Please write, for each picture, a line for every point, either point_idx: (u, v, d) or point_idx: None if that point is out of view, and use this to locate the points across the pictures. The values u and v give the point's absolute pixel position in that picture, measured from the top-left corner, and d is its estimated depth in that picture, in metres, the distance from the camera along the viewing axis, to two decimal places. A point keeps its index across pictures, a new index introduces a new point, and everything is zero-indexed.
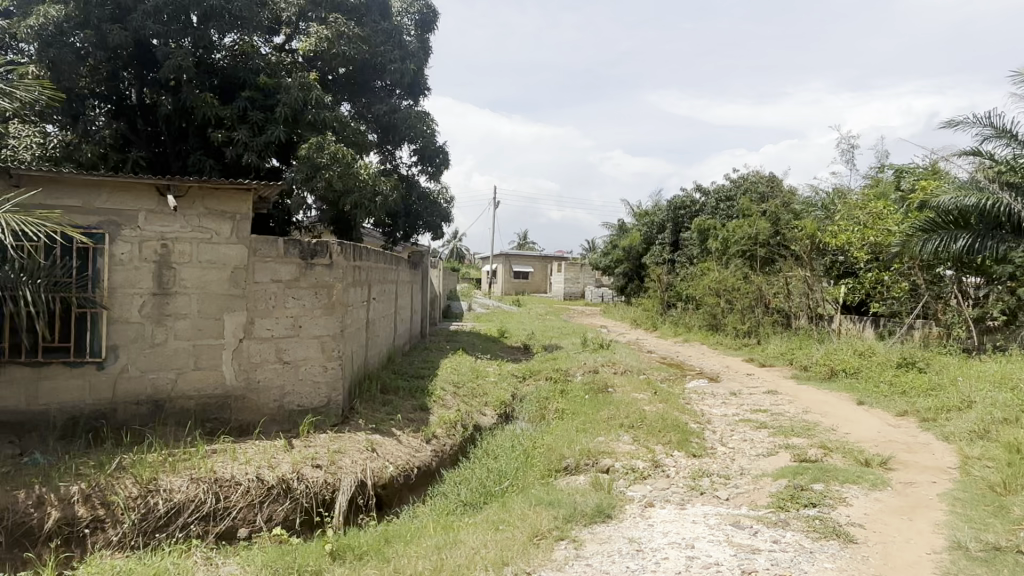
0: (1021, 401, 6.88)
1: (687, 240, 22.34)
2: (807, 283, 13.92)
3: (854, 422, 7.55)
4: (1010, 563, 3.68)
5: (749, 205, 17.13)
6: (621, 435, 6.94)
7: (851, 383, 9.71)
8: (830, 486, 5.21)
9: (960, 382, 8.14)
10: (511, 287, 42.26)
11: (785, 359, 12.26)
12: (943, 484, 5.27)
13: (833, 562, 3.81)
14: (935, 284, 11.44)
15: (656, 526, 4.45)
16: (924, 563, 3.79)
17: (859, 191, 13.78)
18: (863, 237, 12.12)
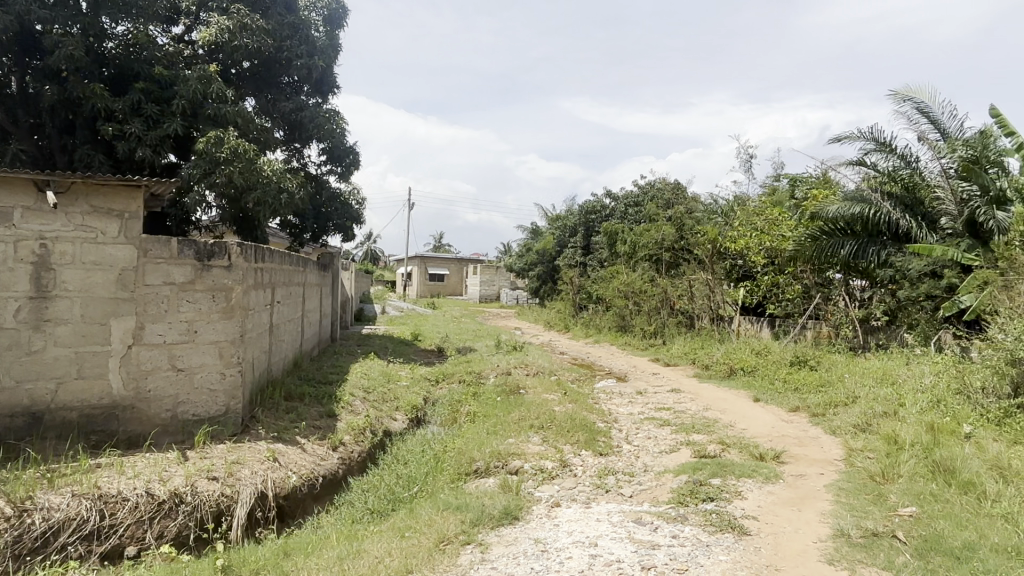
0: (898, 396, 7.43)
1: (597, 243, 22.85)
2: (709, 285, 14.52)
3: (750, 418, 7.91)
4: (886, 548, 3.94)
5: (656, 210, 17.70)
6: (531, 436, 6.98)
7: (748, 380, 10.19)
8: (727, 480, 5.43)
9: (846, 379, 8.71)
10: (426, 289, 41.93)
11: (688, 358, 12.73)
12: (829, 475, 5.60)
13: (727, 554, 3.96)
14: (825, 286, 12.18)
15: (562, 526, 4.49)
16: (811, 551, 4.00)
17: (756, 199, 14.51)
18: (761, 242, 12.72)
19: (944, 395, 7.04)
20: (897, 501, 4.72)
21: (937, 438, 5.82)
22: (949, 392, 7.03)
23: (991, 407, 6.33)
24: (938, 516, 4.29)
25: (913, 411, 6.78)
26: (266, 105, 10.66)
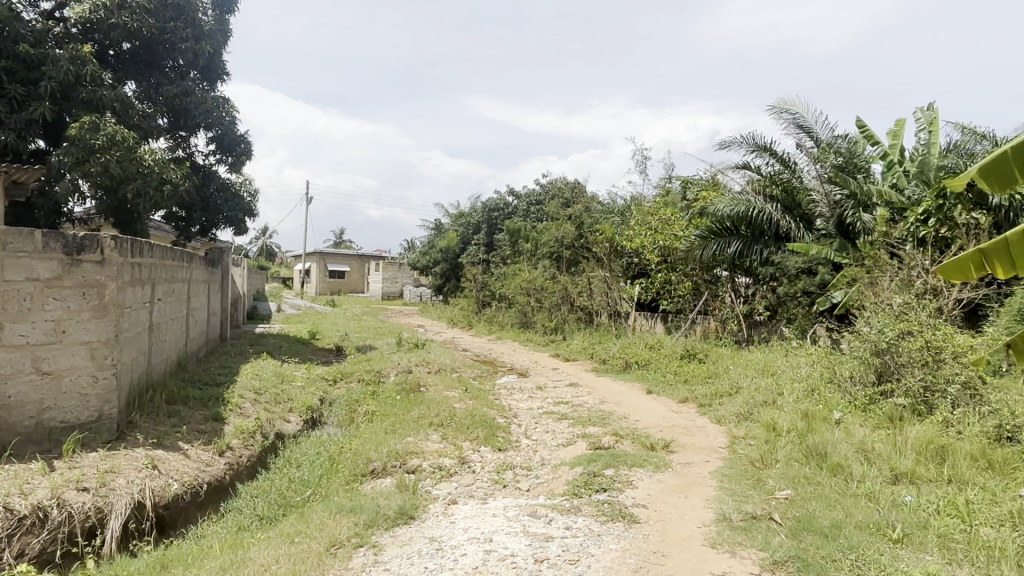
0: (777, 386, 7.92)
1: (500, 241, 23.02)
2: (607, 282, 14.88)
3: (643, 410, 8.20)
4: (764, 530, 4.19)
5: (557, 209, 18.05)
6: (430, 434, 6.92)
7: (643, 373, 10.56)
8: (620, 470, 5.61)
9: (732, 370, 9.20)
10: (326, 286, 40.78)
11: (587, 353, 13.04)
12: (714, 462, 5.89)
13: (618, 542, 4.07)
14: (713, 283, 12.81)
15: (458, 523, 4.47)
16: (695, 536, 4.18)
17: (651, 199, 15.07)
18: (655, 241, 13.19)
19: (817, 384, 7.58)
20: (775, 485, 5.02)
21: (811, 424, 6.25)
22: (822, 381, 7.58)
23: (858, 394, 6.87)
24: (810, 497, 4.60)
25: (790, 400, 7.25)
26: (149, 89, 9.96)
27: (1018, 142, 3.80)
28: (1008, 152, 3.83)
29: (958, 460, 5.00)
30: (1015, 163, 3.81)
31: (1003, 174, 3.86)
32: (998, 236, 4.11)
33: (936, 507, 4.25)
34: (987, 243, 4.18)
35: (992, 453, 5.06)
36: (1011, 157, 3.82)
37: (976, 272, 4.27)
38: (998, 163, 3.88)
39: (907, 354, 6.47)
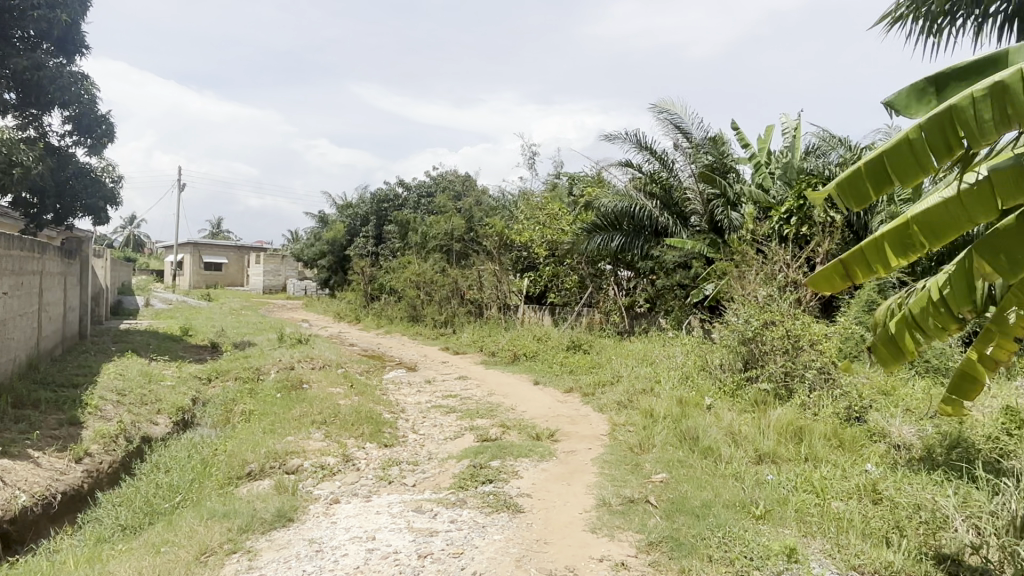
0: (655, 374, 8.29)
1: (389, 233, 22.65)
2: (497, 275, 14.93)
3: (530, 400, 8.34)
4: (641, 512, 4.37)
5: (446, 202, 17.98)
6: (312, 433, 6.69)
7: (530, 364, 10.71)
8: (505, 461, 5.67)
9: (614, 360, 9.54)
10: (200, 279, 38.46)
11: (476, 346, 13.08)
12: (596, 449, 6.07)
13: (502, 533, 4.11)
14: (598, 277, 13.21)
15: (339, 523, 4.36)
16: (576, 522, 4.30)
17: (539, 193, 15.34)
18: (543, 235, 13.49)
19: (691, 372, 8.00)
20: (651, 469, 5.25)
21: (685, 410, 6.59)
22: (695, 369, 8.02)
23: (726, 381, 7.32)
24: (683, 479, 4.85)
25: (667, 387, 7.62)
26: None
27: (877, 154, 3.54)
28: (865, 162, 3.56)
29: (814, 439, 5.43)
30: (875, 173, 3.52)
31: (862, 189, 3.57)
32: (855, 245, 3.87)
33: (795, 484, 4.60)
34: (848, 254, 3.92)
35: (842, 432, 5.54)
36: (870, 170, 3.54)
37: (841, 284, 4.00)
38: (856, 177, 3.61)
39: (771, 343, 6.96)
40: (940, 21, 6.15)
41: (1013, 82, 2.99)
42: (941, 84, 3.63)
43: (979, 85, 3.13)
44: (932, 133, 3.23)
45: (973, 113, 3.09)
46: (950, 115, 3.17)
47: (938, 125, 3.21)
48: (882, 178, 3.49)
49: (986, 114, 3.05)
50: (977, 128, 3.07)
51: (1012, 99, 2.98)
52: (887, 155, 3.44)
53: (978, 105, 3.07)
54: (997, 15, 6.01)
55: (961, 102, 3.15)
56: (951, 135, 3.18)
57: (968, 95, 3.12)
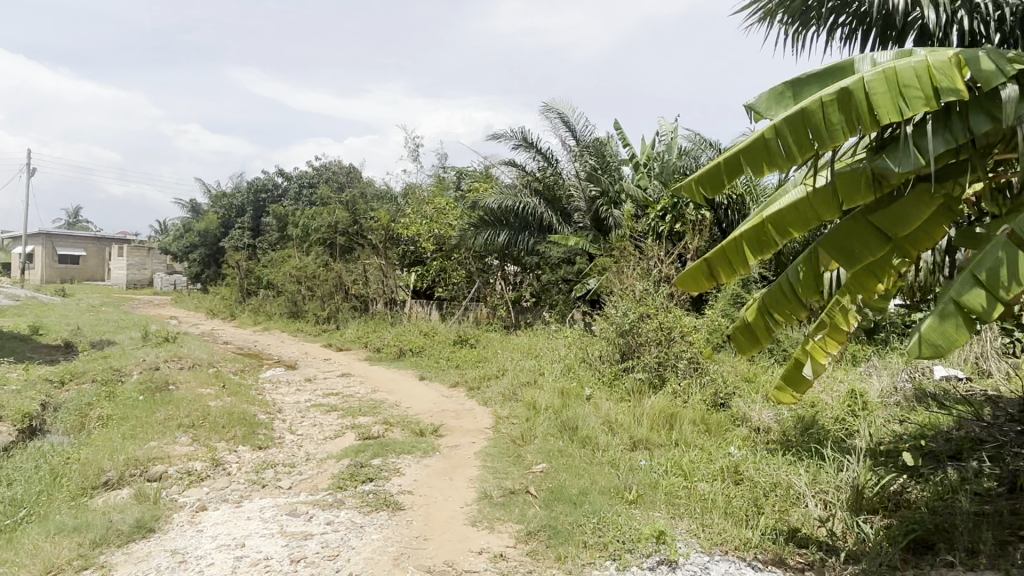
0: (538, 367, 8.45)
1: (267, 225, 21.67)
2: (382, 269, 14.65)
3: (414, 396, 8.26)
4: (521, 503, 4.43)
5: (328, 193, 17.43)
6: (179, 437, 6.28)
7: (416, 360, 10.59)
8: (387, 459, 5.58)
9: (500, 354, 9.62)
10: (54, 273, 35.17)
11: (360, 343, 12.78)
12: (479, 443, 6.10)
13: (380, 532, 4.04)
14: (485, 271, 13.35)
15: (206, 531, 4.13)
16: (457, 516, 4.30)
17: (425, 187, 15.19)
18: (431, 230, 13.40)
19: (573, 364, 8.22)
20: (532, 460, 5.35)
21: (566, 401, 6.76)
22: (577, 361, 8.26)
23: (606, 371, 7.59)
24: (562, 468, 4.98)
25: (550, 379, 7.79)
26: None
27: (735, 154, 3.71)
28: (724, 160, 3.74)
29: (683, 425, 5.74)
30: (732, 171, 3.71)
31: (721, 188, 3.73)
32: (717, 245, 4.04)
33: (665, 468, 4.83)
34: (711, 255, 4.08)
35: (709, 418, 5.88)
36: (730, 171, 3.71)
37: (707, 283, 4.12)
38: (714, 174, 3.79)
39: (646, 335, 7.28)
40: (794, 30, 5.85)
41: (858, 89, 3.27)
42: (794, 89, 3.86)
43: (827, 90, 3.38)
44: (786, 135, 3.45)
45: (822, 116, 3.34)
46: (803, 118, 3.40)
47: (792, 126, 3.43)
48: (737, 175, 3.69)
49: (835, 118, 3.31)
50: (825, 129, 3.32)
51: (856, 104, 3.25)
52: (744, 154, 3.62)
53: (826, 109, 3.32)
54: (846, 22, 5.72)
55: (812, 105, 3.39)
56: (803, 136, 3.41)
57: (818, 99, 3.37)
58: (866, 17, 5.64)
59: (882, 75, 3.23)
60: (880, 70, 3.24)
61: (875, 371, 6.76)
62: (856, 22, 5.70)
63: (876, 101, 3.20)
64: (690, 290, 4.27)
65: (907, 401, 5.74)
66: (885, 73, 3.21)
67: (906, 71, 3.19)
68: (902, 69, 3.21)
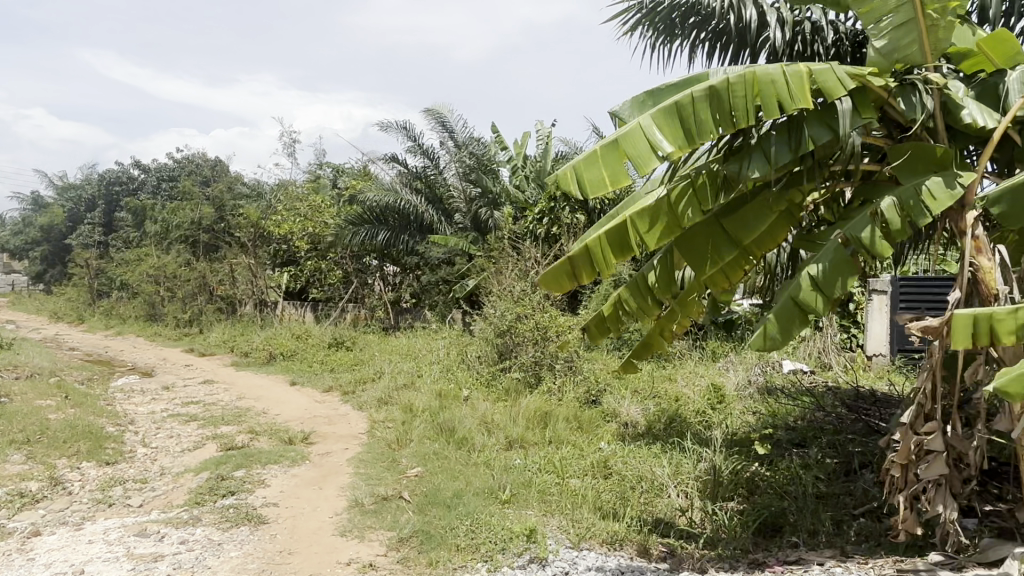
0: (416, 369, 8.34)
1: (122, 221, 20.02)
2: (252, 269, 13.89)
3: (284, 402, 7.89)
4: (393, 509, 4.33)
5: (191, 187, 16.34)
6: (9, 455, 5.62)
7: (287, 364, 10.13)
8: (251, 470, 5.28)
9: (377, 357, 9.41)
10: None
11: (226, 347, 12.06)
12: (352, 449, 5.92)
13: (240, 549, 3.81)
14: (362, 271, 12.96)
15: (38, 559, 3.72)
16: (325, 527, 4.14)
17: (299, 183, 14.60)
18: (304, 228, 12.87)
19: (451, 365, 8.18)
20: (407, 464, 5.26)
21: (443, 403, 6.69)
22: (455, 362, 8.23)
23: (484, 372, 7.61)
24: (437, 471, 4.93)
25: (427, 381, 7.71)
26: None
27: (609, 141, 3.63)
28: (600, 151, 3.64)
29: (557, 423, 5.85)
30: (610, 165, 3.61)
31: (597, 176, 3.64)
32: (582, 243, 4.05)
33: (539, 466, 4.90)
34: (575, 252, 4.09)
35: (581, 415, 6.05)
36: (605, 156, 3.63)
37: (570, 283, 4.11)
38: (590, 168, 3.67)
39: (522, 334, 7.37)
40: (661, 43, 6.08)
41: (723, 87, 3.43)
42: (657, 95, 3.98)
43: (694, 87, 3.50)
44: (660, 125, 3.50)
45: (692, 111, 3.45)
46: (675, 111, 3.48)
47: (666, 118, 3.50)
48: (616, 170, 3.60)
49: (703, 114, 3.43)
50: (695, 123, 3.45)
51: (722, 101, 3.41)
52: (621, 145, 3.55)
53: (695, 103, 3.45)
54: (708, 40, 6.01)
55: (684, 100, 3.49)
56: (673, 131, 3.50)
57: (688, 94, 3.48)
58: (724, 31, 5.90)
59: (743, 77, 3.40)
60: (742, 74, 3.41)
61: (732, 366, 7.20)
62: (716, 36, 5.94)
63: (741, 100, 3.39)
64: (553, 291, 4.23)
65: (759, 393, 6.17)
66: (747, 74, 3.40)
67: (765, 76, 3.37)
68: (762, 73, 3.39)
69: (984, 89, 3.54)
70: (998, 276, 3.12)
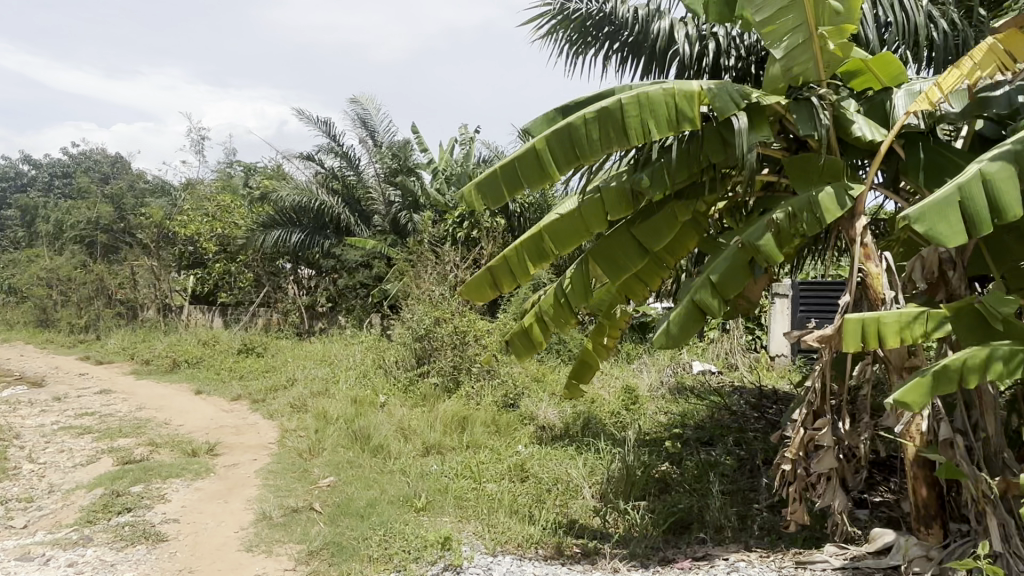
0: (330, 376, 8.12)
1: (8, 220, 18.57)
2: (155, 272, 13.17)
3: (188, 412, 7.51)
4: (303, 521, 4.19)
5: (88, 185, 15.38)
6: None
7: (193, 372, 9.65)
8: (150, 485, 4.99)
9: (289, 363, 9.11)
10: None
11: (126, 354, 11.38)
12: (261, 459, 5.70)
13: (135, 569, 3.59)
14: (275, 275, 12.56)
15: None
16: (230, 542, 3.96)
17: (208, 182, 14.00)
18: (212, 229, 12.34)
19: (368, 371, 8.03)
20: (319, 474, 5.11)
21: (358, 410, 6.55)
22: (372, 368, 8.08)
23: (401, 377, 7.50)
24: (350, 480, 4.81)
25: (341, 388, 7.52)
26: None
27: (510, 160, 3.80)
28: (500, 170, 3.80)
29: (474, 427, 5.83)
30: (510, 180, 3.78)
31: (497, 189, 3.83)
32: (500, 253, 4.10)
33: (455, 472, 4.86)
34: (493, 262, 4.14)
35: (499, 419, 6.05)
36: (504, 174, 3.80)
37: (490, 292, 4.19)
38: (493, 183, 3.84)
39: (441, 339, 7.30)
40: (576, 48, 6.19)
41: (615, 109, 3.51)
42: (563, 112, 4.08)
43: (589, 108, 3.58)
44: (556, 147, 3.63)
45: (585, 132, 3.55)
46: (569, 133, 3.59)
47: (561, 141, 3.61)
48: (515, 187, 3.78)
49: (596, 135, 3.54)
50: (588, 144, 3.55)
51: (615, 124, 3.50)
52: (519, 163, 3.73)
53: (589, 125, 3.54)
54: (620, 51, 6.14)
55: (577, 121, 3.58)
56: (568, 151, 3.62)
57: (581, 116, 3.56)
58: (636, 44, 6.04)
59: (635, 99, 3.47)
60: (635, 94, 3.49)
61: (645, 367, 7.39)
62: (628, 47, 6.09)
63: (630, 124, 3.49)
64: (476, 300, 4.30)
65: (670, 394, 6.36)
66: (639, 96, 3.47)
67: (656, 98, 3.45)
68: (654, 94, 3.46)
69: (871, 105, 3.76)
70: (884, 281, 3.31)
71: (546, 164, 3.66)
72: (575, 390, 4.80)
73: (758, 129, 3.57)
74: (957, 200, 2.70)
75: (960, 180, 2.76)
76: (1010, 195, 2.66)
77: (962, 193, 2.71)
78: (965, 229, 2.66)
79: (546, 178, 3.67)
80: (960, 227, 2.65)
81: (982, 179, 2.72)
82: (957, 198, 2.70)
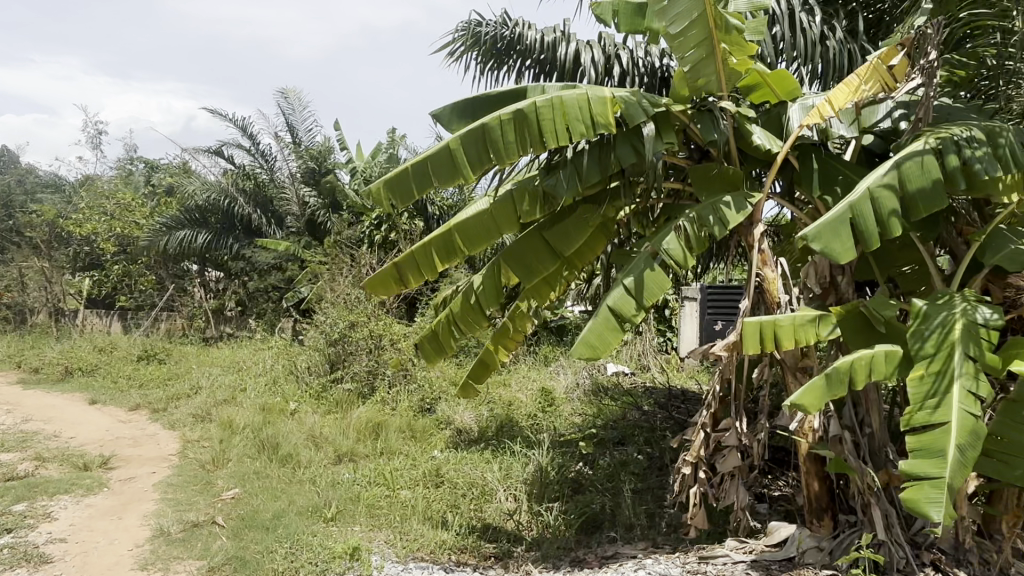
0: (238, 383, 7.83)
1: None
2: (46, 274, 12.28)
3: (80, 424, 7.04)
4: (204, 536, 4.01)
5: None
6: None
7: (87, 380, 9.06)
8: (35, 503, 4.65)
9: (194, 370, 8.70)
10: None
11: (11, 362, 10.57)
12: (161, 472, 5.42)
13: None
14: (180, 277, 12.18)
15: None
16: (123, 561, 3.75)
17: (108, 178, 13.25)
18: (111, 228, 11.66)
19: (279, 377, 7.78)
20: (223, 485, 4.90)
21: (267, 418, 6.33)
22: (284, 374, 7.83)
23: (313, 383, 7.31)
24: (256, 492, 4.64)
25: (250, 395, 7.25)
26: None
27: (421, 159, 3.77)
28: (411, 167, 3.76)
29: (389, 433, 5.75)
30: (420, 180, 3.76)
31: (407, 188, 3.79)
32: (407, 250, 4.04)
33: (368, 479, 4.77)
34: (400, 257, 4.06)
35: (415, 424, 5.98)
36: (415, 173, 3.76)
37: (396, 287, 4.13)
38: (402, 181, 3.79)
39: (356, 344, 7.15)
40: (490, 66, 6.23)
41: (530, 111, 3.54)
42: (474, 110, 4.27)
43: (504, 109, 3.61)
44: (470, 148, 3.63)
45: (500, 133, 3.56)
46: (484, 134, 3.60)
47: (476, 142, 3.61)
48: (426, 186, 3.75)
49: (511, 137, 3.57)
50: (503, 146, 3.56)
51: (531, 126, 3.53)
52: (430, 161, 3.70)
53: (504, 127, 3.56)
54: (534, 67, 6.18)
55: (492, 122, 3.59)
56: (483, 152, 3.62)
57: (496, 118, 3.58)
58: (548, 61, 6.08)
59: (550, 103, 3.52)
60: (550, 98, 3.54)
61: (561, 369, 7.50)
62: (540, 65, 6.13)
63: (546, 126, 3.53)
64: (382, 295, 4.23)
65: (585, 395, 6.48)
66: (554, 101, 3.52)
67: (570, 102, 3.52)
68: (567, 98, 3.53)
69: (770, 118, 4.00)
70: (780, 285, 3.47)
71: (460, 164, 3.65)
72: (469, 389, 4.88)
73: (666, 135, 3.70)
74: (848, 218, 2.89)
75: (851, 197, 2.94)
76: (893, 214, 2.88)
77: (853, 211, 2.89)
78: (855, 245, 2.86)
79: (459, 176, 3.68)
80: (850, 245, 2.85)
81: (871, 197, 2.91)
82: (850, 215, 2.88)
